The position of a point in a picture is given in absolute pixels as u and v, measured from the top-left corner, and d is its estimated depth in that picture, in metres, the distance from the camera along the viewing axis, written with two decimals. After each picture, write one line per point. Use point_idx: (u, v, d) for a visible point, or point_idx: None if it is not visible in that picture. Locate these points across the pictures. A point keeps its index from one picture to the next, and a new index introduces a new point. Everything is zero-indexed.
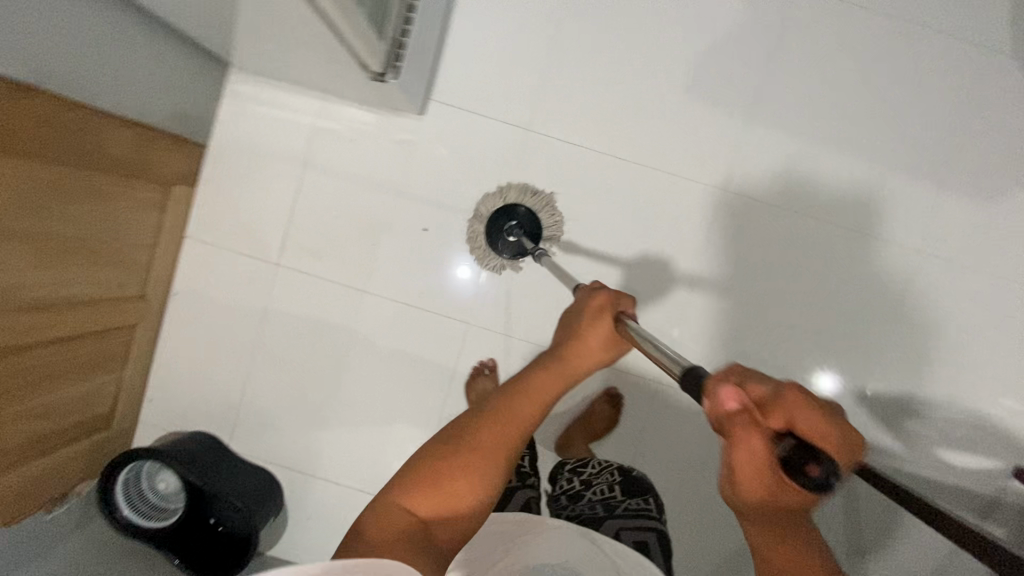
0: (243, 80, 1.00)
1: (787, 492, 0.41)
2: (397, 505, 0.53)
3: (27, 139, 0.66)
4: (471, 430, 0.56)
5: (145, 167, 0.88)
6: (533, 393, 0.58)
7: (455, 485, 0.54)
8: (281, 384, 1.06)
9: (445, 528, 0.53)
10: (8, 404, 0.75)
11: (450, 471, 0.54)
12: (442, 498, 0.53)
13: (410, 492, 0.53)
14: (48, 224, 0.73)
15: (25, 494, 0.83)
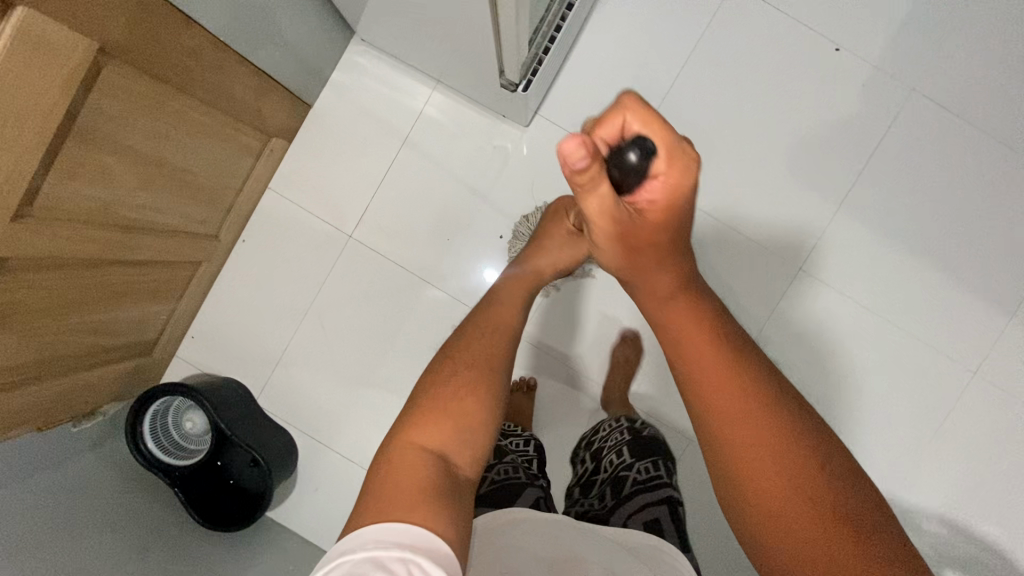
0: (363, 53, 1.02)
1: (634, 221, 0.49)
2: (410, 444, 0.53)
3: (174, 68, 0.68)
4: (461, 348, 0.61)
5: (256, 115, 0.89)
6: (510, 302, 0.68)
7: (458, 407, 0.56)
8: (323, 352, 1.06)
9: (460, 450, 0.55)
10: (77, 313, 0.76)
11: (452, 395, 0.56)
12: (450, 424, 0.55)
13: (419, 426, 0.54)
14: (163, 151, 0.74)
15: (62, 403, 0.83)
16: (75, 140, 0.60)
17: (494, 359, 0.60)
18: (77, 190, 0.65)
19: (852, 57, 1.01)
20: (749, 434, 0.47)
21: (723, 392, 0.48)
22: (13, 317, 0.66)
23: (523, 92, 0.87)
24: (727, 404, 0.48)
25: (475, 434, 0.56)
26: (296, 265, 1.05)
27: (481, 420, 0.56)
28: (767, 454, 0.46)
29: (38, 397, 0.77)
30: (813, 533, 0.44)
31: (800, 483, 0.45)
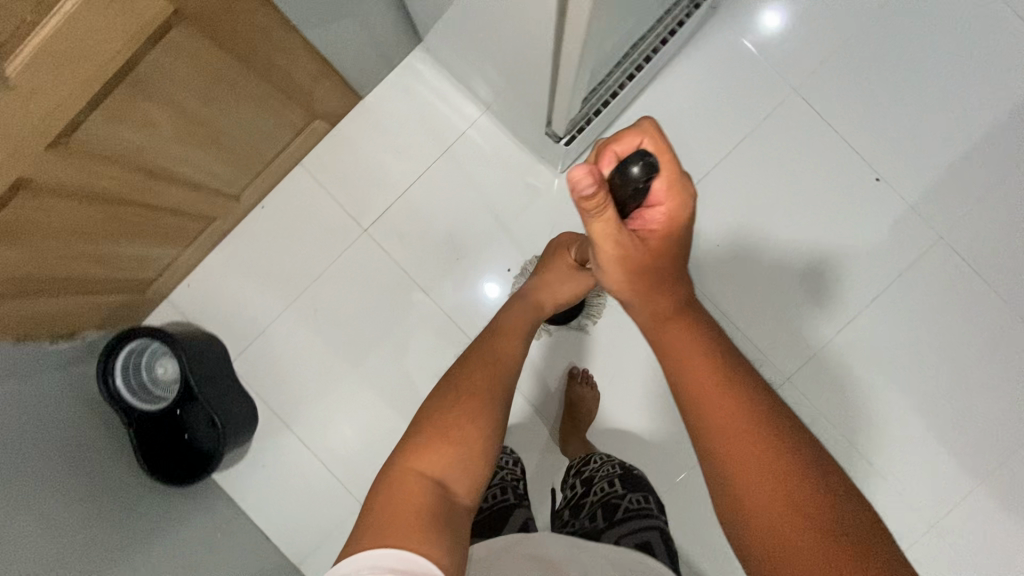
0: (425, 62, 1.05)
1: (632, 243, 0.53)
2: (411, 471, 0.53)
3: (239, 40, 0.69)
4: (464, 376, 0.63)
5: (307, 95, 0.91)
6: (513, 334, 0.71)
7: (460, 436, 0.56)
8: (308, 334, 1.07)
9: (458, 480, 0.55)
10: (83, 241, 0.77)
11: (455, 422, 0.57)
12: (453, 452, 0.55)
13: (421, 453, 0.54)
14: (208, 111, 0.76)
15: (43, 320, 0.84)
16: (127, 86, 0.62)
17: (495, 390, 0.62)
18: (114, 131, 0.66)
19: (890, 191, 1.03)
20: (751, 461, 0.46)
21: (722, 418, 0.48)
22: (24, 230, 0.67)
23: (566, 145, 0.90)
24: (726, 431, 0.47)
25: (476, 466, 0.56)
26: (306, 245, 1.06)
27: (480, 451, 0.57)
28: (767, 485, 0.45)
29: (23, 311, 0.78)
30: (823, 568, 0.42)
31: (803, 511, 0.44)
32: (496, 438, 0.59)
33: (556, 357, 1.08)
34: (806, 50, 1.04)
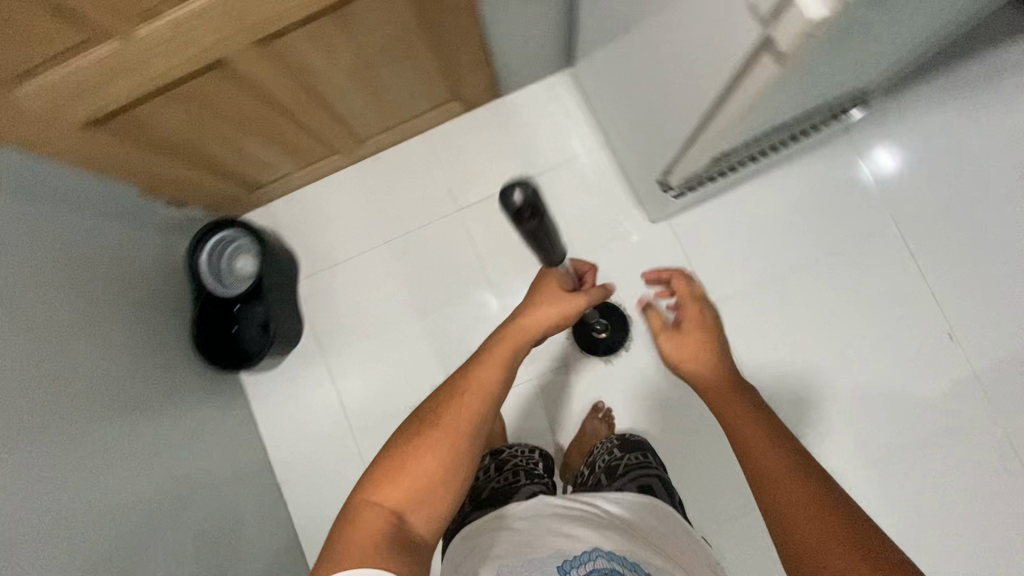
0: (568, 84, 1.12)
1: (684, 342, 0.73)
2: (370, 500, 0.62)
3: (432, 11, 0.78)
4: (431, 410, 0.67)
5: (459, 77, 1.00)
6: (492, 365, 0.70)
7: (414, 474, 0.63)
8: (373, 283, 1.14)
9: (416, 507, 0.62)
10: (232, 128, 0.87)
11: (409, 458, 0.63)
12: (412, 488, 0.62)
13: (378, 486, 0.62)
14: (378, 59, 0.85)
15: (167, 181, 0.94)
16: (331, 18, 0.71)
17: (464, 427, 0.66)
18: (304, 48, 0.75)
19: (958, 353, 1.03)
20: (803, 501, 0.55)
21: (774, 465, 0.58)
22: (197, 99, 0.77)
23: (670, 196, 0.91)
24: (780, 478, 0.57)
25: (437, 497, 0.63)
26: (402, 205, 1.14)
27: (437, 480, 0.63)
28: (823, 525, 0.53)
29: (158, 165, 0.88)
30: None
31: (851, 541, 0.51)
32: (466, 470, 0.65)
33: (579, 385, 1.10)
34: (919, 194, 1.06)
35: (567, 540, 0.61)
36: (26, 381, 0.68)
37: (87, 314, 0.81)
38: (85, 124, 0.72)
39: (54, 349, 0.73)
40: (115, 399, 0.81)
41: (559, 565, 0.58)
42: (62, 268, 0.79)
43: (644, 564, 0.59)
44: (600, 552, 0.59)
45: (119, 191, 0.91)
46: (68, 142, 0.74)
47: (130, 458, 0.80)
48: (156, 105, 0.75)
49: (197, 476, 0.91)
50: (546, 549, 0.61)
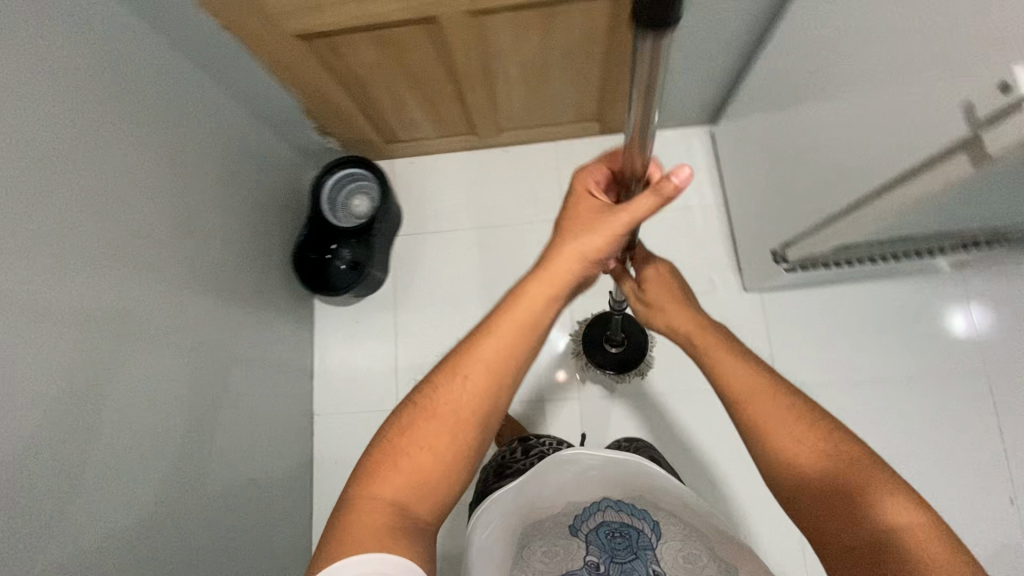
0: (706, 138, 1.16)
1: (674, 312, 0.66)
2: (363, 496, 0.52)
3: (622, 35, 0.85)
4: (424, 391, 0.56)
5: (611, 102, 1.05)
6: (501, 333, 0.55)
7: (413, 459, 0.54)
8: (464, 258, 1.19)
9: (421, 500, 0.54)
10: (404, 81, 0.95)
11: (404, 448, 0.54)
12: (414, 476, 0.53)
13: (371, 480, 0.53)
14: (554, 62, 0.92)
15: (327, 110, 1.02)
16: (538, 7, 0.78)
17: (468, 412, 0.55)
18: (502, 31, 0.83)
19: (1016, 530, 0.98)
20: (790, 431, 0.53)
21: (753, 409, 0.55)
22: (392, 46, 0.85)
23: (782, 269, 0.92)
24: (761, 408, 0.55)
25: (443, 482, 0.54)
26: (515, 198, 1.20)
27: (442, 471, 0.54)
28: (815, 458, 0.52)
29: (329, 94, 0.96)
30: (881, 510, 0.48)
31: (839, 461, 0.51)
32: (474, 450, 0.56)
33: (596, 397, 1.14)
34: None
35: (576, 495, 0.64)
36: (160, 233, 0.75)
37: (221, 197, 0.89)
38: (295, 36, 0.81)
39: (186, 214, 0.80)
40: (216, 278, 0.87)
41: (572, 522, 0.61)
42: (215, 150, 0.88)
43: (653, 510, 0.61)
44: (609, 502, 0.62)
45: (286, 104, 0.99)
46: (272, 47, 0.83)
47: (212, 339, 0.86)
48: (358, 39, 0.82)
49: (253, 376, 0.97)
50: (556, 505, 0.64)
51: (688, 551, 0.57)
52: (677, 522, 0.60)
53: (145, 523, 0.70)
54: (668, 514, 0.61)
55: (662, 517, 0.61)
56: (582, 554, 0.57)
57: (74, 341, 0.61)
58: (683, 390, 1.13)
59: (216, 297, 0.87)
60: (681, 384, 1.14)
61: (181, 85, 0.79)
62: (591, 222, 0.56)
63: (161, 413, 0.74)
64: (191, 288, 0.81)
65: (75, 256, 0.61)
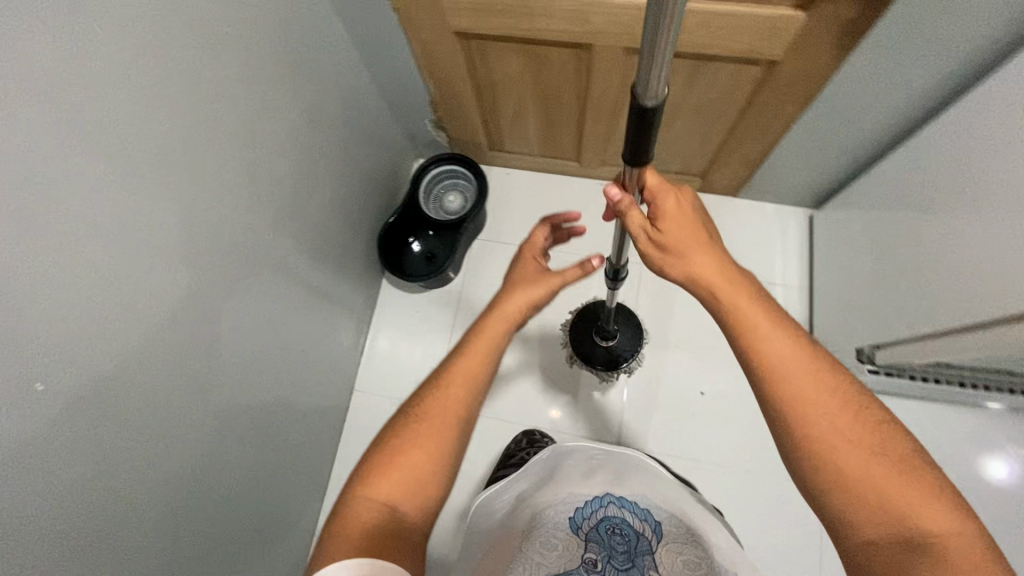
0: (805, 223, 1.15)
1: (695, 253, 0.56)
2: (359, 497, 0.56)
3: (758, 105, 0.86)
4: (415, 403, 0.63)
5: (722, 165, 1.06)
6: (476, 354, 0.65)
7: (407, 460, 0.58)
8: None
9: (409, 502, 0.57)
10: (532, 97, 0.97)
11: (398, 451, 0.59)
12: (401, 477, 0.58)
13: (366, 483, 0.57)
14: (681, 114, 0.93)
15: (449, 107, 1.05)
16: (693, 61, 0.80)
17: (450, 421, 0.61)
18: None
19: None
20: (829, 421, 0.50)
21: (791, 394, 0.51)
22: (535, 63, 0.87)
23: (863, 368, 0.94)
24: (796, 386, 0.51)
25: (429, 484, 0.59)
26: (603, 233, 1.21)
27: (429, 474, 0.59)
28: (856, 452, 0.49)
29: (457, 92, 0.99)
30: (918, 507, 0.47)
31: (882, 456, 0.49)
32: (454, 452, 0.61)
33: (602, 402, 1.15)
34: None
35: (579, 488, 0.63)
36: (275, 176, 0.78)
37: (327, 163, 0.93)
38: (455, 32, 0.83)
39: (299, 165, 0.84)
40: (305, 237, 0.90)
41: (571, 515, 0.59)
42: (333, 119, 0.91)
43: (654, 510, 0.61)
44: (612, 498, 0.61)
45: (411, 92, 1.03)
46: (430, 38, 0.86)
47: (286, 294, 0.88)
48: (507, 48, 0.85)
49: (312, 340, 0.99)
50: (557, 495, 0.62)
51: (688, 557, 0.55)
52: (679, 528, 0.59)
53: (195, 457, 0.71)
54: (673, 518, 0.60)
55: (663, 517, 0.60)
56: (580, 551, 0.55)
57: (183, 269, 0.64)
58: (746, 465, 1.09)
59: (300, 255, 0.90)
60: (745, 460, 1.09)
61: (320, 54, 0.84)
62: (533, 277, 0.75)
63: (230, 354, 0.76)
64: (281, 240, 0.84)
65: (202, 182, 0.64)
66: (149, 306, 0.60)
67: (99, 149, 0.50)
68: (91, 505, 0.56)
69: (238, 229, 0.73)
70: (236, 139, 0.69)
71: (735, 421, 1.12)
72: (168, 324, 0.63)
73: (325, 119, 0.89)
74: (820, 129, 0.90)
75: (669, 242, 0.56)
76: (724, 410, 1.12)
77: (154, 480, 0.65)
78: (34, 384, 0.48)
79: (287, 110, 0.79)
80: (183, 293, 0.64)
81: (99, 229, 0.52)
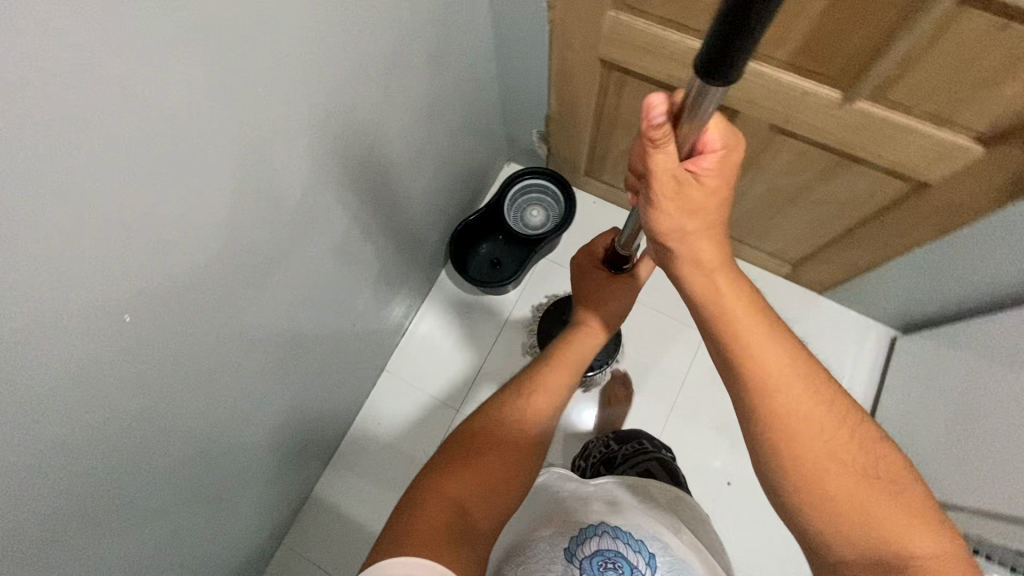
0: (884, 343, 1.09)
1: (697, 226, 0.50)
2: (431, 488, 0.55)
3: (888, 219, 0.81)
4: (499, 410, 0.64)
5: (819, 262, 1.01)
6: (560, 372, 0.69)
7: (485, 464, 0.58)
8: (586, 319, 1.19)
9: (481, 505, 0.56)
10: None
11: (477, 452, 0.59)
12: (478, 480, 0.57)
13: (440, 476, 0.57)
14: (800, 202, 0.89)
15: (563, 126, 1.03)
16: (836, 158, 0.75)
17: (532, 436, 0.62)
18: (781, 154, 0.80)
19: None
20: (825, 442, 0.49)
21: (783, 412, 0.50)
22: None
23: None
24: (790, 401, 0.50)
25: (500, 499, 0.58)
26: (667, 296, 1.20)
27: (504, 483, 0.58)
28: (845, 475, 0.48)
29: (577, 114, 0.97)
30: (900, 535, 0.46)
31: (873, 477, 0.48)
32: (527, 472, 0.61)
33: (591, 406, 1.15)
34: None
35: (577, 515, 0.63)
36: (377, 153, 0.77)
37: (427, 151, 0.91)
38: (601, 61, 0.81)
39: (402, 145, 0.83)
40: (386, 217, 0.89)
41: (566, 545, 0.59)
42: (446, 110, 0.90)
43: (649, 541, 0.60)
44: (606, 527, 0.61)
45: (528, 98, 1.01)
46: (573, 59, 0.84)
47: (352, 268, 0.87)
48: (648, 87, 0.82)
49: (361, 317, 0.98)
50: (556, 525, 0.63)
51: None
52: (672, 562, 0.59)
53: (225, 403, 0.72)
54: (667, 551, 0.60)
55: (656, 545, 0.60)
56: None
57: (273, 226, 0.63)
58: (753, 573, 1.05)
59: (375, 235, 0.89)
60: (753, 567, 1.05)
61: (454, 44, 0.82)
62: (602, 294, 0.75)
63: (284, 318, 0.75)
64: (362, 217, 0.83)
65: (316, 144, 0.63)
66: (234, 259, 0.59)
67: (242, 103, 0.50)
68: (127, 434, 0.56)
69: (328, 200, 0.72)
70: (358, 111, 0.68)
71: (752, 523, 1.07)
72: (247, 274, 0.63)
73: (438, 109, 0.88)
74: (939, 262, 0.84)
75: (692, 207, 0.49)
76: (745, 508, 1.08)
77: (183, 422, 0.65)
78: (124, 316, 0.49)
79: (407, 93, 0.77)
80: (264, 254, 0.64)
81: (219, 176, 0.52)
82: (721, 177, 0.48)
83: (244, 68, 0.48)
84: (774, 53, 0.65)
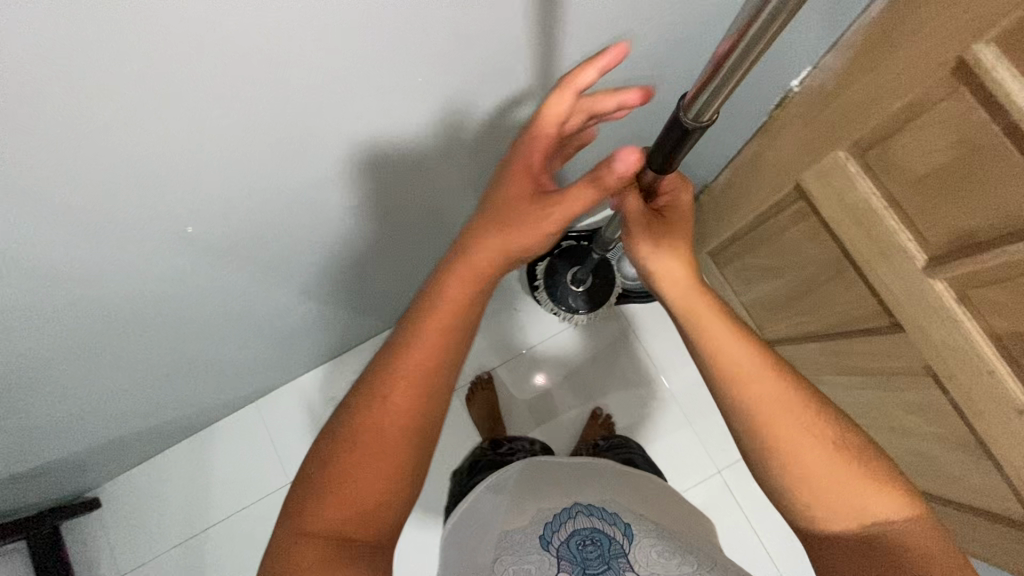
0: None
1: (666, 252, 0.52)
2: (297, 531, 0.42)
3: (992, 525, 0.67)
4: (360, 399, 0.44)
5: None
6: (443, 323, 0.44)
7: (353, 481, 0.42)
8: (614, 386, 1.13)
9: (354, 524, 0.42)
10: (787, 277, 0.82)
11: (344, 472, 0.43)
12: (346, 505, 0.42)
13: (304, 510, 0.42)
14: (904, 439, 0.76)
15: (718, 206, 0.90)
16: (972, 440, 0.63)
17: (417, 409, 0.44)
18: (918, 394, 0.67)
19: None
20: (793, 422, 0.47)
21: (754, 394, 0.47)
22: (826, 269, 0.72)
23: None
24: (755, 386, 0.48)
25: (389, 500, 0.43)
26: (701, 411, 1.11)
27: (382, 494, 0.43)
28: (823, 456, 0.46)
29: (735, 205, 0.84)
30: (870, 502, 0.46)
31: (841, 449, 0.46)
32: (417, 448, 0.44)
33: (581, 342, 1.14)
34: None
35: (548, 504, 0.62)
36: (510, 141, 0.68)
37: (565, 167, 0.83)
38: (795, 184, 0.68)
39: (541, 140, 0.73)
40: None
41: (542, 532, 0.57)
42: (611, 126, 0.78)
43: (622, 513, 0.60)
44: (580, 508, 0.60)
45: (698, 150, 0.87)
46: (770, 162, 0.71)
47: (425, 229, 0.81)
48: (824, 239, 0.69)
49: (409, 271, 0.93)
50: (527, 518, 0.60)
51: (660, 549, 0.55)
52: (649, 529, 0.59)
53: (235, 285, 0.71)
54: (637, 520, 0.60)
55: (630, 519, 0.59)
56: (555, 571, 0.53)
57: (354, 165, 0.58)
58: None
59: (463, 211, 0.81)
60: None
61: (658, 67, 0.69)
62: (517, 214, 0.44)
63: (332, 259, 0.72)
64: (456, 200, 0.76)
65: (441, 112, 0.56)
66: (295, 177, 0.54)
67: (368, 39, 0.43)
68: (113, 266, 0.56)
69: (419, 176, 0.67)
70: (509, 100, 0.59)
71: None
72: (307, 192, 0.58)
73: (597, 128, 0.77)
74: None
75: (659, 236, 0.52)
76: None
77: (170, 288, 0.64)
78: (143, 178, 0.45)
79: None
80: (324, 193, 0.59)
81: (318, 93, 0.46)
82: (679, 210, 0.53)
83: (409, 48, 0.46)
84: (987, 315, 0.53)
